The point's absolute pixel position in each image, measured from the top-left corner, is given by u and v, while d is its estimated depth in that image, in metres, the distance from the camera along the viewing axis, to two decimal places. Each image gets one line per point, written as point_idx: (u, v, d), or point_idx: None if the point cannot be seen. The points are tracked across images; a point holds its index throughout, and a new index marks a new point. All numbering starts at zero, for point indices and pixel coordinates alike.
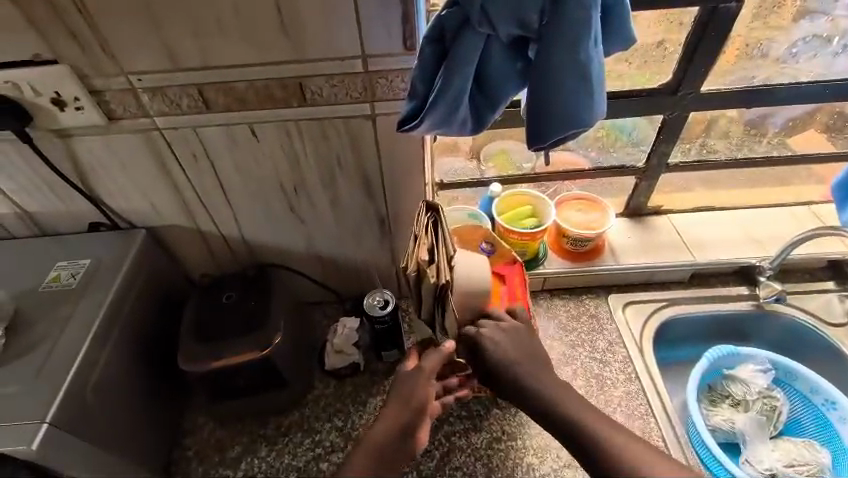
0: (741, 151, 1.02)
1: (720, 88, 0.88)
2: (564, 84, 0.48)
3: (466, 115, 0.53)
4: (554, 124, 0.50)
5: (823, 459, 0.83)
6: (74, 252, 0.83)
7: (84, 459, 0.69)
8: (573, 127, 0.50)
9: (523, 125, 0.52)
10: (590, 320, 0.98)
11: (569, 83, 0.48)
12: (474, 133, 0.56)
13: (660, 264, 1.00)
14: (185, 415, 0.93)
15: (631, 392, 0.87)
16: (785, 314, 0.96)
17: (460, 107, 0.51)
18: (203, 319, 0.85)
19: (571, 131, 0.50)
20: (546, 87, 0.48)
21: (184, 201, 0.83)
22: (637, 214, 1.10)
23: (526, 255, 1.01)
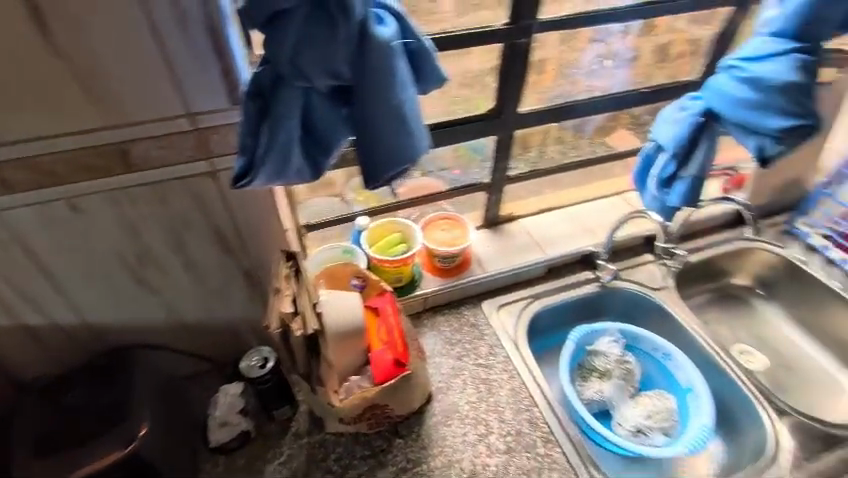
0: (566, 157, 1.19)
1: (535, 107, 1.04)
2: (386, 127, 0.51)
3: (301, 164, 0.53)
4: (385, 162, 0.54)
5: (670, 404, 0.98)
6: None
7: None
8: (402, 163, 0.54)
9: (357, 165, 0.55)
10: (470, 330, 1.06)
11: (389, 125, 0.51)
12: (314, 179, 0.57)
13: (519, 266, 1.13)
14: None
15: (515, 388, 0.94)
16: (623, 288, 1.13)
17: (292, 157, 0.52)
18: (42, 429, 0.73)
19: (401, 167, 0.54)
20: (370, 130, 0.52)
21: None
22: (495, 224, 1.22)
23: (402, 281, 1.05)
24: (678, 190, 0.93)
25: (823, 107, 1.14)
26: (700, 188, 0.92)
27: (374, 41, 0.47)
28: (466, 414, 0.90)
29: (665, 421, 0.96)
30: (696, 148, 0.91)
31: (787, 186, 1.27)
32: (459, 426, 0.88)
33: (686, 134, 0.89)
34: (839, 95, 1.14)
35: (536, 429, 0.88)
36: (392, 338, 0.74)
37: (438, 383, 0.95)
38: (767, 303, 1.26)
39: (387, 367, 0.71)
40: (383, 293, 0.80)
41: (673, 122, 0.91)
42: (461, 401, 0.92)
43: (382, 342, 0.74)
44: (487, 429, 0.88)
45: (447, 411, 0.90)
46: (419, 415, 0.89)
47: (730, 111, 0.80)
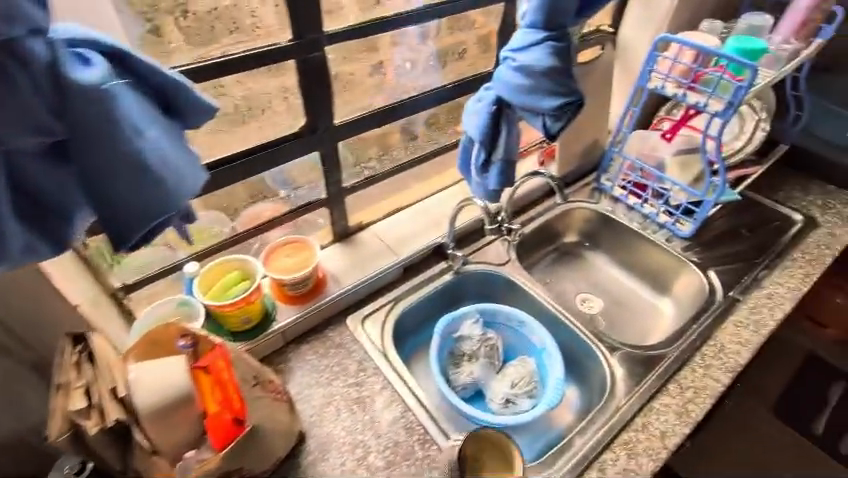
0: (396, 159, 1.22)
1: (349, 117, 1.03)
2: (125, 180, 0.47)
3: (34, 239, 0.48)
4: (140, 217, 0.49)
5: (530, 368, 1.08)
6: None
7: None
8: (160, 214, 0.50)
9: (109, 225, 0.50)
10: (338, 351, 1.02)
11: (129, 177, 0.47)
12: (64, 252, 0.51)
13: (374, 273, 1.13)
14: None
15: (388, 398, 0.93)
16: (474, 270, 1.21)
17: (15, 234, 0.45)
18: None
19: (161, 217, 0.50)
20: (108, 186, 0.47)
21: None
22: (346, 236, 1.20)
23: (252, 322, 0.97)
24: (494, 175, 1.03)
25: (597, 80, 1.34)
26: (512, 169, 1.03)
27: (76, 89, 0.43)
28: (343, 441, 0.87)
29: (528, 385, 1.05)
30: (500, 133, 1.00)
31: (588, 150, 1.47)
32: (337, 456, 0.86)
33: (486, 123, 0.97)
34: (606, 69, 1.34)
35: (413, 434, 0.88)
36: (227, 394, 0.66)
37: (310, 418, 0.91)
38: (595, 252, 1.45)
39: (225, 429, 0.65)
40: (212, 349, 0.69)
41: (476, 114, 0.99)
42: (336, 429, 0.89)
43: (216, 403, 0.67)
44: (366, 451, 0.86)
45: (323, 444, 0.87)
46: (291, 459, 0.85)
47: (512, 97, 0.90)
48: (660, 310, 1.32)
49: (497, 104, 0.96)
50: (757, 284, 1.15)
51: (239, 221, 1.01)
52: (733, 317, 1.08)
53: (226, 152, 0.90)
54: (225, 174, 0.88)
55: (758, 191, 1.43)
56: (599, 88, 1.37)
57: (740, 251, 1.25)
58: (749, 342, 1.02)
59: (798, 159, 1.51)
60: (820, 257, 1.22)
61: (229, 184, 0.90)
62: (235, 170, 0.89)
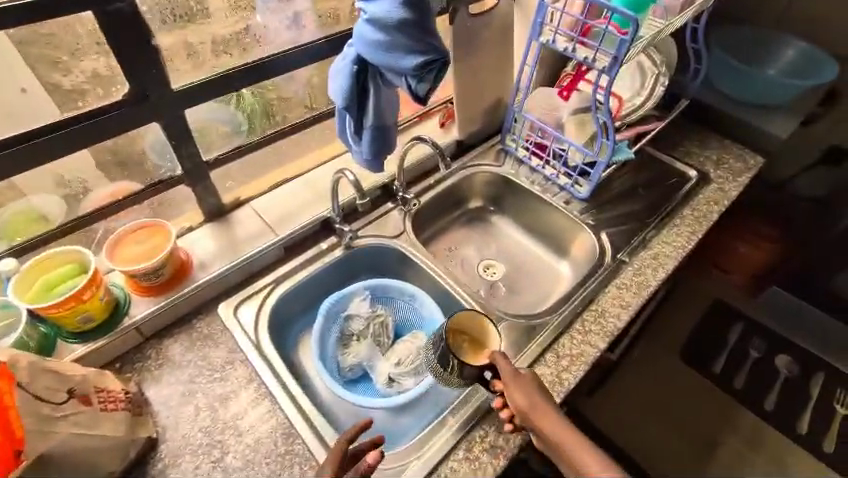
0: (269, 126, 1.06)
1: (190, 81, 0.88)
2: None
3: None
4: None
5: (420, 343, 1.04)
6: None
7: None
8: None
9: None
10: (205, 342, 0.94)
11: None
12: None
13: (250, 256, 1.04)
14: None
15: (254, 392, 0.88)
16: (364, 245, 1.14)
17: None
18: None
19: None
20: None
21: None
22: (220, 215, 1.10)
23: (96, 320, 0.87)
24: (367, 143, 0.94)
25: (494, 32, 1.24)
26: (385, 136, 0.94)
27: None
28: (200, 443, 0.81)
29: (415, 362, 1.02)
30: (369, 95, 0.89)
31: (493, 109, 1.38)
32: (191, 459, 0.80)
33: (350, 85, 0.86)
34: (505, 18, 1.23)
35: (277, 429, 0.83)
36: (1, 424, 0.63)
37: (165, 420, 0.84)
38: (501, 217, 1.42)
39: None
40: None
41: (337, 75, 0.87)
42: (193, 430, 0.83)
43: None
44: (224, 451, 0.81)
45: (177, 447, 0.81)
46: (140, 465, 0.78)
47: (371, 54, 0.79)
48: (559, 272, 1.31)
49: (360, 63, 0.85)
50: (644, 245, 1.15)
51: (81, 205, 0.92)
52: (615, 281, 1.07)
53: (11, 131, 0.75)
54: (11, 158, 0.74)
55: (659, 147, 1.42)
56: (499, 41, 1.26)
57: (634, 211, 1.24)
58: (630, 305, 1.02)
59: (700, 112, 1.49)
60: (707, 213, 1.22)
61: (19, 170, 0.76)
62: (26, 153, 0.75)
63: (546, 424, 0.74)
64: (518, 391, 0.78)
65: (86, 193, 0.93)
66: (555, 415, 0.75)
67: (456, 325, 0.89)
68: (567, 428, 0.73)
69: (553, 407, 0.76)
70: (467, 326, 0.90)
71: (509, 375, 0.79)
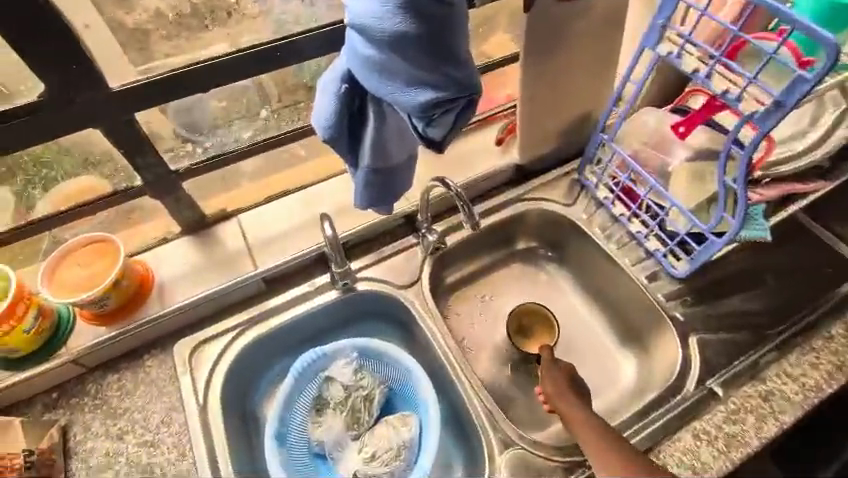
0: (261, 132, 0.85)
1: (136, 79, 0.65)
2: None
3: None
4: None
5: (404, 436, 0.81)
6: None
7: None
8: None
9: None
10: (147, 389, 0.80)
11: None
12: None
13: (220, 289, 0.85)
14: None
15: (181, 471, 0.73)
16: (361, 293, 0.90)
17: None
18: None
19: None
20: None
21: None
22: (201, 228, 0.92)
23: (24, 347, 0.76)
24: (358, 188, 0.67)
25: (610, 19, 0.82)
26: (384, 183, 0.66)
27: None
28: None
29: (391, 462, 0.79)
30: (365, 127, 0.60)
31: (581, 125, 0.99)
32: None
33: (334, 114, 0.58)
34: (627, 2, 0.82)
35: None
36: None
37: None
38: (559, 269, 1.04)
39: None
40: None
41: (319, 95, 0.59)
42: None
43: None
44: None
45: None
46: None
47: (359, 76, 0.50)
48: (621, 367, 0.93)
49: (351, 83, 0.56)
50: (750, 372, 0.79)
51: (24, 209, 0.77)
52: (692, 424, 0.75)
53: None
54: None
55: (817, 212, 0.95)
56: (608, 32, 0.83)
57: (746, 313, 0.85)
58: (705, 470, 0.71)
59: None
60: None
61: None
62: None
63: (572, 422, 0.74)
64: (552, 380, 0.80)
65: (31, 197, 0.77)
66: (580, 410, 0.75)
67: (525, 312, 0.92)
68: (579, 416, 0.74)
69: (585, 404, 0.76)
70: (536, 312, 0.92)
71: (546, 362, 0.82)
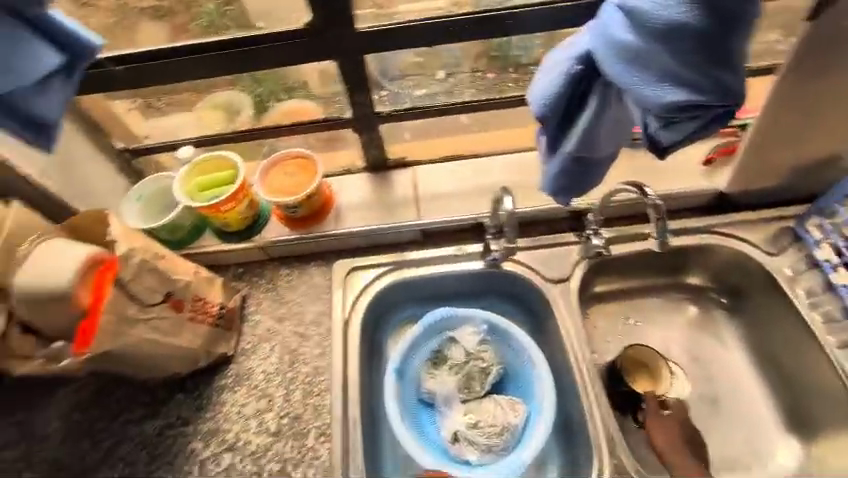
0: (458, 93, 0.90)
1: (377, 23, 0.73)
2: None
3: None
4: None
5: (510, 419, 0.81)
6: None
7: None
8: None
9: None
10: (308, 290, 0.93)
11: None
12: None
13: (384, 227, 0.94)
14: None
15: (319, 367, 0.83)
16: (506, 272, 0.91)
17: None
18: None
19: None
20: None
21: None
22: (381, 169, 1.01)
23: (234, 226, 0.93)
24: (551, 172, 0.65)
25: None
26: (580, 173, 0.64)
27: None
28: (255, 384, 0.83)
29: (492, 438, 0.80)
30: (582, 111, 0.58)
31: (817, 167, 0.82)
32: (242, 395, 0.82)
33: (555, 91, 0.57)
34: None
35: (316, 418, 0.78)
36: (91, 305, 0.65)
37: (245, 344, 0.88)
38: (728, 319, 0.91)
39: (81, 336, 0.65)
40: (105, 261, 0.67)
41: (544, 70, 0.59)
42: (257, 368, 0.85)
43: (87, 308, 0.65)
44: (268, 407, 0.80)
45: (239, 376, 0.84)
46: (213, 371, 0.85)
47: (604, 58, 0.48)
48: (773, 453, 0.81)
49: (584, 63, 0.55)
50: None
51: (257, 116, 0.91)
52: None
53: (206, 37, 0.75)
54: (207, 58, 0.75)
55: None
56: None
57: None
58: None
59: None
60: None
61: (214, 73, 0.77)
62: (223, 59, 0.75)
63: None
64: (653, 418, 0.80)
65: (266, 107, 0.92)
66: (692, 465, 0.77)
67: (633, 358, 0.86)
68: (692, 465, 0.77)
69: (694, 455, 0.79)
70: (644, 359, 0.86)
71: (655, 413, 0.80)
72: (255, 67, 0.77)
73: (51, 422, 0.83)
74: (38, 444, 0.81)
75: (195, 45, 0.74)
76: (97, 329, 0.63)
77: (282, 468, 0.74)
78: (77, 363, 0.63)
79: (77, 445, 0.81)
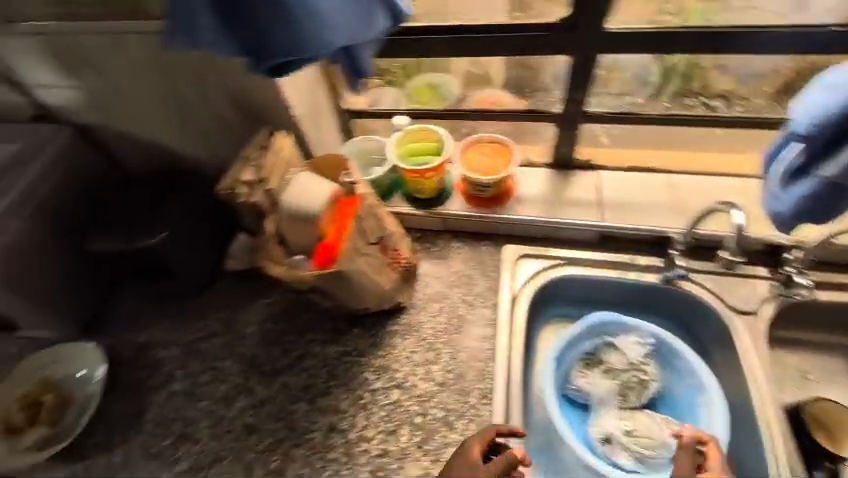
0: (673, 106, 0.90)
1: (629, 25, 0.76)
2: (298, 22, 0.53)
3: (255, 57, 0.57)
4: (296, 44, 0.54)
5: (669, 437, 0.80)
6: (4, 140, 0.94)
7: (17, 288, 0.87)
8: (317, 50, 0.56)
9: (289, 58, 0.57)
10: (478, 265, 0.98)
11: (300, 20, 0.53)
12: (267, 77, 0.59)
13: (563, 222, 0.95)
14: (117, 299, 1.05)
15: (484, 337, 0.88)
16: (685, 292, 0.88)
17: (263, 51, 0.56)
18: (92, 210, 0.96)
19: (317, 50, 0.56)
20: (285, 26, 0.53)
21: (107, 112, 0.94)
22: (565, 167, 1.02)
23: (426, 193, 1.00)
24: (795, 192, 0.64)
25: None
26: (833, 197, 0.62)
27: None
28: (423, 337, 0.90)
29: (648, 449, 0.80)
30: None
31: None
32: (411, 344, 0.90)
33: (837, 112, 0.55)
34: None
35: (479, 381, 0.84)
36: (337, 232, 0.76)
37: (415, 300, 0.95)
38: None
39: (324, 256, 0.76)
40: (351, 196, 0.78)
41: (821, 87, 0.57)
42: (426, 324, 0.92)
43: (332, 234, 0.76)
44: (434, 360, 0.87)
45: (408, 327, 0.92)
46: (387, 316, 0.94)
47: None
48: None
49: None
50: None
51: (467, 97, 0.98)
52: None
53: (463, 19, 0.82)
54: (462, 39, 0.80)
55: None
56: None
57: None
58: None
59: None
60: None
61: (465, 52, 0.82)
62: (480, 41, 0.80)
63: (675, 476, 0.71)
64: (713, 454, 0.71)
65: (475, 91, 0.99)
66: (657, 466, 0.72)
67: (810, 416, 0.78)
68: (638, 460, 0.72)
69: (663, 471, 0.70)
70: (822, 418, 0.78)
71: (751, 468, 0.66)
72: (487, 52, 0.82)
73: (250, 325, 0.98)
74: (237, 339, 0.96)
75: (440, 28, 0.80)
76: (343, 252, 0.74)
77: (444, 416, 0.81)
78: (321, 277, 0.74)
79: (270, 349, 0.94)
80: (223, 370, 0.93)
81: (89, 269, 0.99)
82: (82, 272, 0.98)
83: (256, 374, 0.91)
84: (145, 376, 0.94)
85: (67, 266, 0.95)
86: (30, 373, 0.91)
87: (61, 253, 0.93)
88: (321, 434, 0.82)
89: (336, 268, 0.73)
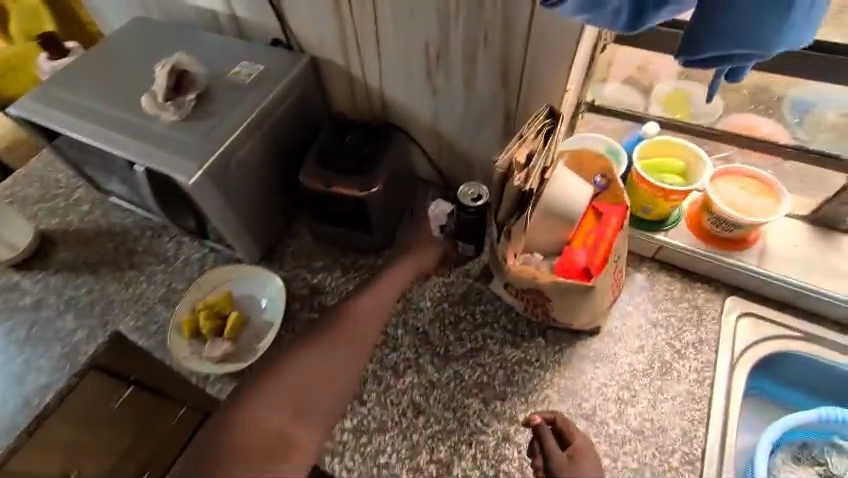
0: None
1: None
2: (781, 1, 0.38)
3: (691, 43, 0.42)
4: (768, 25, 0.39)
5: None
6: (242, 51, 0.92)
7: (227, 209, 0.85)
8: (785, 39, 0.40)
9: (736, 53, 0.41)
10: (690, 310, 0.87)
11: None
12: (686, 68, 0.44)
13: (816, 290, 0.82)
14: (292, 235, 1.05)
15: (694, 394, 0.78)
16: None
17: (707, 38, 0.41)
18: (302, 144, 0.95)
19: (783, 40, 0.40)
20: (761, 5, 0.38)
21: (345, 49, 0.89)
22: (824, 227, 0.88)
23: (651, 215, 0.89)
24: None
25: None
26: None
27: None
28: (619, 372, 0.81)
29: None
30: None
31: None
32: (603, 375, 0.81)
33: None
34: None
35: (685, 444, 0.74)
36: (595, 245, 0.69)
37: (612, 327, 0.86)
38: None
39: (573, 266, 0.68)
40: (615, 204, 0.71)
41: None
42: (623, 358, 0.83)
43: (582, 243, 0.70)
44: (630, 400, 0.78)
45: (601, 356, 0.83)
46: (576, 336, 0.85)
47: None
48: None
49: None
50: None
51: (726, 121, 0.87)
52: None
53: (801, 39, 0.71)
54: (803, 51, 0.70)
55: None
56: None
57: None
58: None
59: None
60: None
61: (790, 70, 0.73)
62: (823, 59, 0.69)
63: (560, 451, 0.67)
64: (576, 439, 0.69)
65: (732, 115, 0.88)
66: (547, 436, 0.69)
67: None
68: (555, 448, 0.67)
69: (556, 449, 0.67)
70: None
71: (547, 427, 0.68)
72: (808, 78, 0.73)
73: (423, 299, 0.93)
74: (409, 311, 0.91)
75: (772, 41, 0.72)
76: (604, 271, 0.67)
77: (638, 470, 0.73)
78: (568, 286, 0.67)
79: (443, 331, 0.88)
80: (393, 337, 0.88)
81: (281, 199, 0.98)
82: (274, 201, 0.96)
83: (427, 353, 0.86)
84: (315, 319, 0.93)
85: (266, 192, 0.93)
86: (214, 285, 0.95)
87: (266, 179, 0.92)
88: (494, 441, 0.77)
89: (592, 284, 0.66)
